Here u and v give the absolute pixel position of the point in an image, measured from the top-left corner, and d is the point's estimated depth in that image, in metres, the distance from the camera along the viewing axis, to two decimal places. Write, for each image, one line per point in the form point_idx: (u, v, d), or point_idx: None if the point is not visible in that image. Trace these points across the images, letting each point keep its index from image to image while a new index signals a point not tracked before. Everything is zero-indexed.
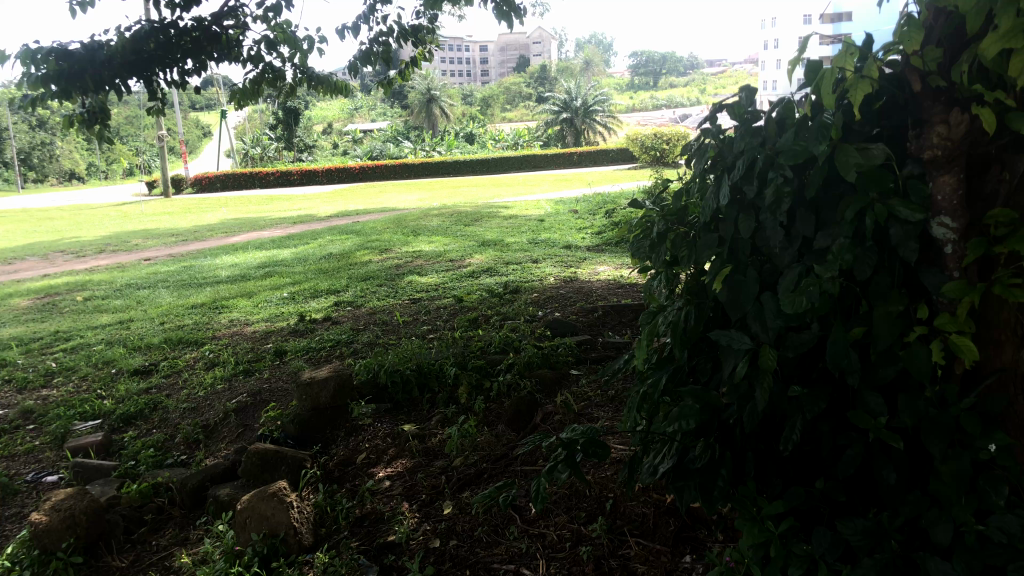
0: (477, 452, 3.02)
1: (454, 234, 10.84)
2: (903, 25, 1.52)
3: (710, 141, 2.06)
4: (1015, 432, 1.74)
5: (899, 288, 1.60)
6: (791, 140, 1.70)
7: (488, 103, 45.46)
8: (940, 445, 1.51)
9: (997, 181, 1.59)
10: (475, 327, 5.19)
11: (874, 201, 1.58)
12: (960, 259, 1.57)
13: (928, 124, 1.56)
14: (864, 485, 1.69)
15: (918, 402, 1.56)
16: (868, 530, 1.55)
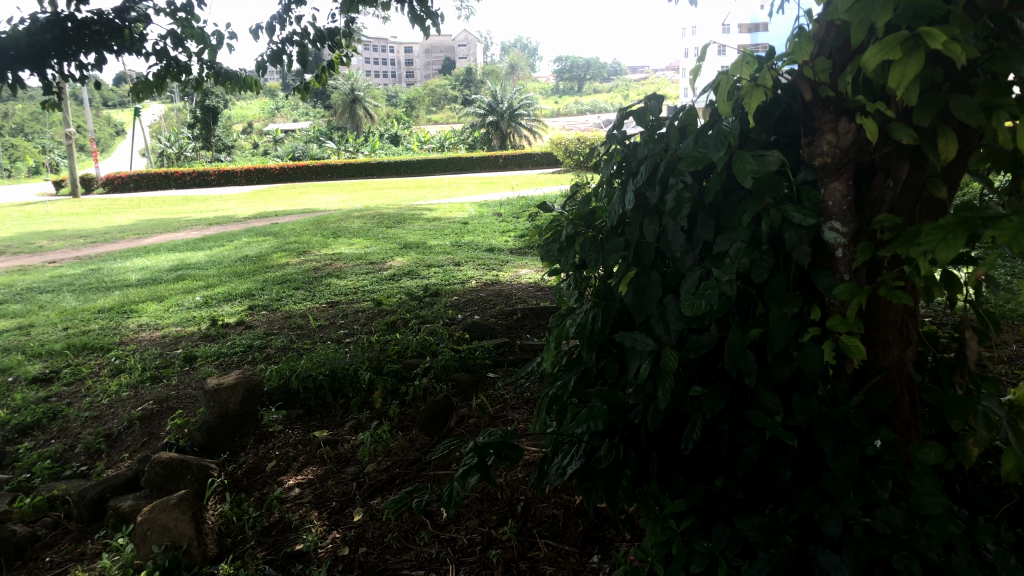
0: (390, 457, 3.00)
1: (375, 236, 10.74)
2: (795, 36, 1.57)
3: (616, 146, 2.08)
4: (900, 428, 1.82)
5: (793, 290, 1.65)
6: (692, 147, 1.74)
7: (411, 105, 45.21)
8: (830, 442, 1.57)
9: (882, 187, 1.66)
10: (393, 331, 5.14)
11: (770, 205, 1.62)
12: (850, 262, 1.63)
13: (818, 132, 1.62)
14: (762, 482, 1.74)
15: (812, 400, 1.62)
16: (765, 526, 1.59)
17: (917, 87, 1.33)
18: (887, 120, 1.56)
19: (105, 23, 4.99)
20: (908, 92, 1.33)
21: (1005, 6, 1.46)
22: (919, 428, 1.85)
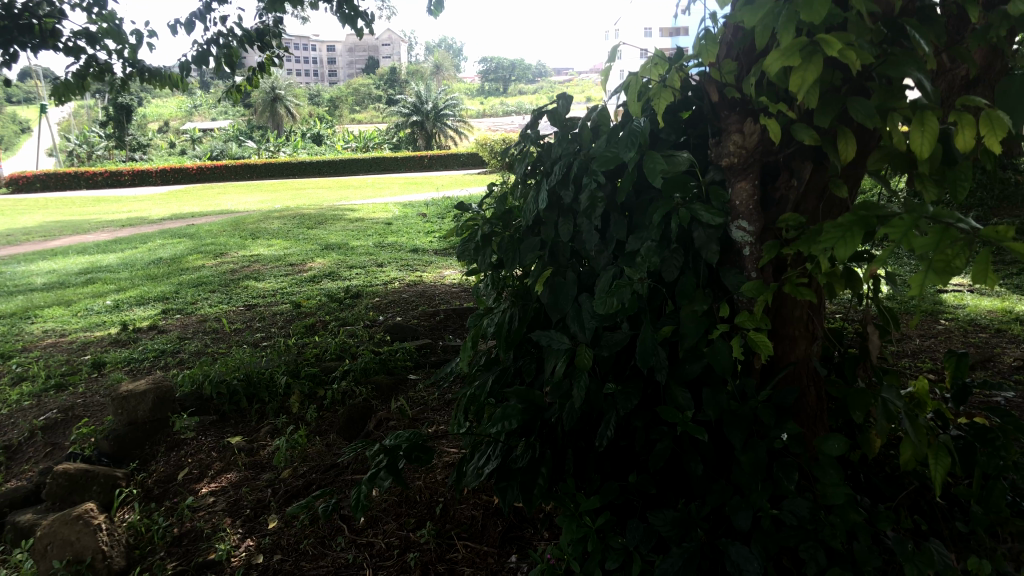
0: (306, 463, 2.95)
1: (295, 237, 10.54)
2: (702, 38, 1.59)
3: (531, 146, 2.09)
4: (806, 421, 1.88)
5: (703, 288, 1.68)
6: (604, 147, 1.75)
7: (334, 104, 44.60)
8: (739, 436, 1.61)
9: (787, 187, 1.71)
10: (312, 334, 5.06)
11: (679, 205, 1.65)
12: (757, 260, 1.67)
13: (725, 133, 1.66)
14: (674, 477, 1.77)
15: (721, 396, 1.66)
16: (677, 520, 1.62)
17: (816, 90, 1.36)
18: (790, 122, 1.61)
19: (12, 18, 4.77)
20: (808, 94, 1.37)
21: (898, 13, 1.52)
22: (824, 421, 1.91)
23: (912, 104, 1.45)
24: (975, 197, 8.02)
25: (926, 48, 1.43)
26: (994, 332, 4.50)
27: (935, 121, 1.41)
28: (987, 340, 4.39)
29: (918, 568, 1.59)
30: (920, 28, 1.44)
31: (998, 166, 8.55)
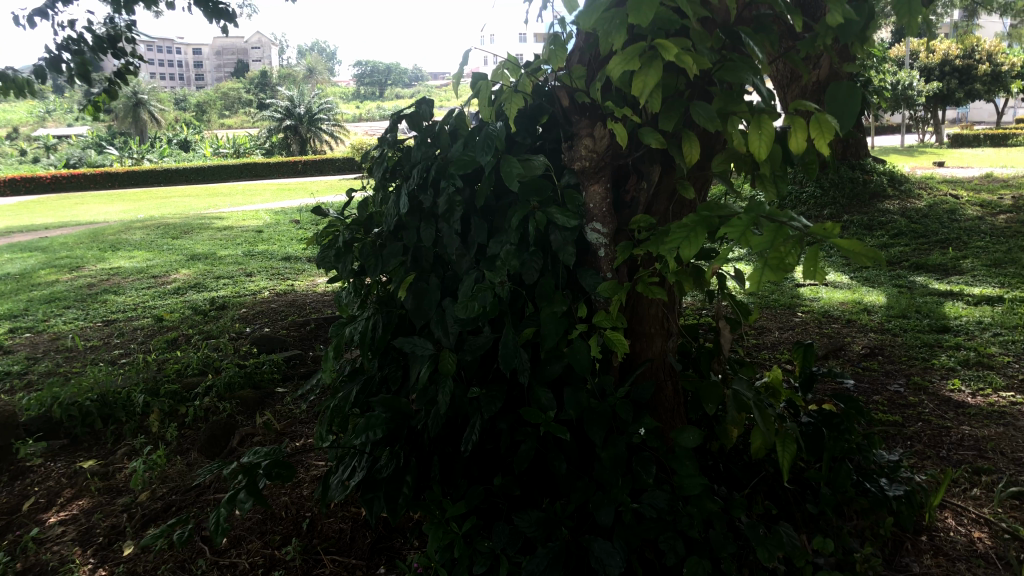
0: (166, 485, 2.82)
1: (159, 248, 10.08)
2: (551, 45, 1.62)
3: (389, 150, 2.05)
4: (664, 416, 1.94)
5: (562, 290, 1.71)
6: (460, 151, 1.75)
7: (200, 109, 43.01)
8: (599, 432, 1.64)
9: (637, 190, 1.77)
10: (175, 348, 4.84)
11: (536, 208, 1.67)
12: (612, 261, 1.71)
13: (577, 137, 1.69)
14: (539, 478, 1.79)
15: (581, 394, 1.69)
16: (541, 520, 1.63)
17: (658, 95, 1.41)
18: (637, 126, 1.66)
19: None
20: (651, 98, 1.42)
21: (734, 23, 1.59)
22: (681, 415, 1.98)
23: (749, 108, 1.52)
24: (828, 197, 8.52)
25: (759, 56, 1.50)
26: (845, 322, 4.79)
27: (771, 124, 1.49)
28: (838, 330, 4.67)
29: (770, 551, 1.67)
30: (752, 36, 1.52)
31: (848, 167, 9.11)
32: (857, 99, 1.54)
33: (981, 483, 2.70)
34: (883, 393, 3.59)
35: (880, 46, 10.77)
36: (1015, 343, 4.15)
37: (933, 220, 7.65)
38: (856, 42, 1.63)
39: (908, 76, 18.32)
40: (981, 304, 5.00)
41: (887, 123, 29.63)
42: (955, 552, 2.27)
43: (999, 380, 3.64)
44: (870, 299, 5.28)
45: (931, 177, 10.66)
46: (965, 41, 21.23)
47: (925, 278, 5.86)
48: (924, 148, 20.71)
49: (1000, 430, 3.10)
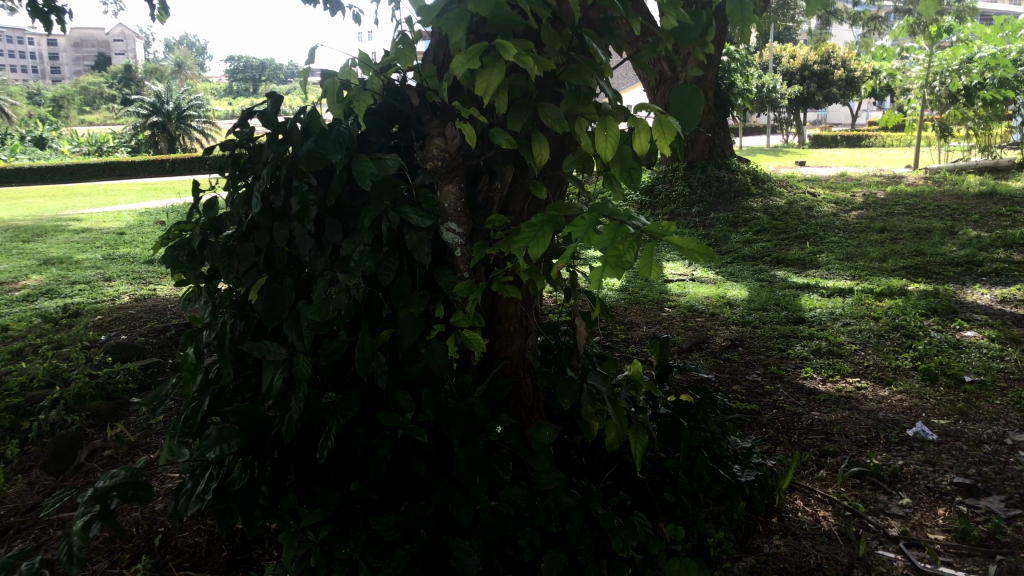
0: (4, 506, 2.64)
1: (8, 252, 9.43)
2: (399, 44, 1.60)
3: (240, 148, 1.97)
4: (522, 414, 1.96)
5: (418, 290, 1.69)
6: (311, 149, 1.70)
7: (55, 104, 40.54)
8: (457, 433, 1.64)
9: (490, 190, 1.78)
10: (21, 359, 4.54)
11: (389, 208, 1.65)
12: (468, 261, 1.71)
13: (428, 136, 1.67)
14: (398, 481, 1.77)
15: (439, 395, 1.67)
16: (399, 524, 1.61)
17: (504, 97, 1.43)
18: (488, 126, 1.68)
19: None
20: (498, 97, 1.44)
21: (579, 25, 1.63)
22: (541, 411, 2.00)
23: (595, 109, 1.57)
24: (696, 195, 8.84)
25: (602, 59, 1.56)
26: (708, 316, 4.99)
27: (616, 126, 1.53)
28: (703, 323, 4.85)
29: (624, 541, 1.72)
30: (596, 39, 1.56)
31: (714, 166, 9.47)
32: (696, 103, 1.61)
33: (827, 465, 2.87)
34: (742, 383, 3.75)
35: (743, 50, 11.26)
36: (861, 332, 4.43)
37: (791, 217, 8.07)
38: (695, 46, 1.71)
39: (770, 80, 19.26)
40: (834, 295, 5.31)
41: (752, 123, 31.12)
42: (801, 532, 2.40)
43: (846, 367, 3.88)
44: (733, 294, 5.51)
45: (792, 175, 11.24)
46: (821, 48, 22.54)
47: (784, 272, 6.18)
48: (787, 148, 21.84)
49: (846, 415, 3.31)
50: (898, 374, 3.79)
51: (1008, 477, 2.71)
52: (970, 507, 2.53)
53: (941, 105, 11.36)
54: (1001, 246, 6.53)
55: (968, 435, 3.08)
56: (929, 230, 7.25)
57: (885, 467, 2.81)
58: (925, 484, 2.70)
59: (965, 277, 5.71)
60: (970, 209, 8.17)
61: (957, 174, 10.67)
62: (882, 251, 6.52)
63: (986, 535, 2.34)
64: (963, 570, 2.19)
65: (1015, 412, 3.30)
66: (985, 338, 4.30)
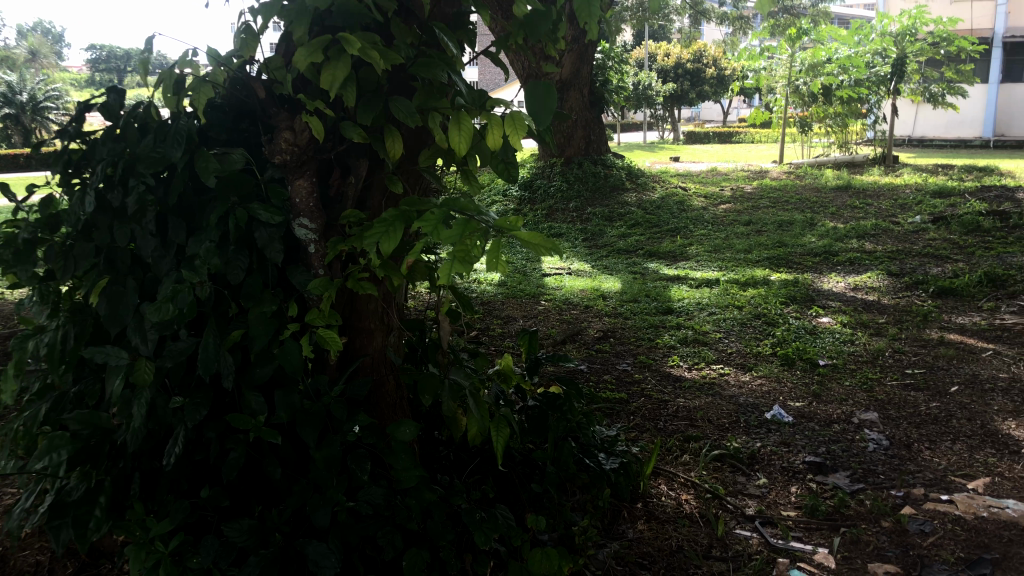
0: None
1: None
2: (242, 33, 1.55)
3: (75, 143, 1.84)
4: (384, 413, 1.94)
5: (269, 288, 1.64)
6: (152, 144, 1.62)
7: None
8: (313, 434, 1.60)
9: (343, 184, 1.75)
10: None
11: (236, 204, 1.59)
12: (323, 257, 1.68)
13: (276, 130, 1.63)
14: (253, 485, 1.71)
15: (293, 395, 1.63)
16: (253, 529, 1.57)
17: (350, 95, 1.43)
18: (338, 119, 1.64)
19: None
20: (346, 93, 1.43)
21: (430, 19, 1.62)
22: (403, 408, 1.98)
23: (448, 104, 1.57)
24: (573, 189, 8.97)
25: (452, 54, 1.56)
26: (583, 308, 5.08)
27: (469, 121, 1.53)
28: (578, 315, 4.94)
29: (486, 534, 1.73)
30: (446, 33, 1.56)
31: (590, 161, 9.64)
32: (549, 101, 1.52)
33: (689, 449, 2.97)
34: (612, 372, 3.84)
35: (617, 47, 11.51)
36: (726, 321, 4.62)
37: (664, 211, 8.32)
38: (546, 42, 1.74)
39: (645, 77, 19.77)
40: (702, 286, 5.52)
41: (627, 120, 31.92)
42: (664, 516, 2.48)
43: (711, 355, 4.04)
44: (607, 286, 5.63)
45: (665, 171, 11.57)
46: (693, 47, 23.37)
47: (656, 265, 6.36)
48: (663, 144, 22.49)
49: (708, 400, 3.44)
50: (759, 360, 3.97)
51: (853, 454, 2.89)
52: (819, 484, 2.68)
53: (804, 103, 11.96)
54: (855, 236, 6.95)
55: (819, 416, 3.27)
56: (790, 222, 7.64)
57: (744, 450, 2.94)
58: (780, 464, 2.84)
59: (822, 267, 6.05)
60: (827, 202, 8.65)
61: (817, 169, 11.27)
62: (747, 243, 6.81)
63: (832, 510, 2.49)
64: (811, 543, 2.32)
65: (862, 392, 3.52)
66: (838, 323, 4.57)
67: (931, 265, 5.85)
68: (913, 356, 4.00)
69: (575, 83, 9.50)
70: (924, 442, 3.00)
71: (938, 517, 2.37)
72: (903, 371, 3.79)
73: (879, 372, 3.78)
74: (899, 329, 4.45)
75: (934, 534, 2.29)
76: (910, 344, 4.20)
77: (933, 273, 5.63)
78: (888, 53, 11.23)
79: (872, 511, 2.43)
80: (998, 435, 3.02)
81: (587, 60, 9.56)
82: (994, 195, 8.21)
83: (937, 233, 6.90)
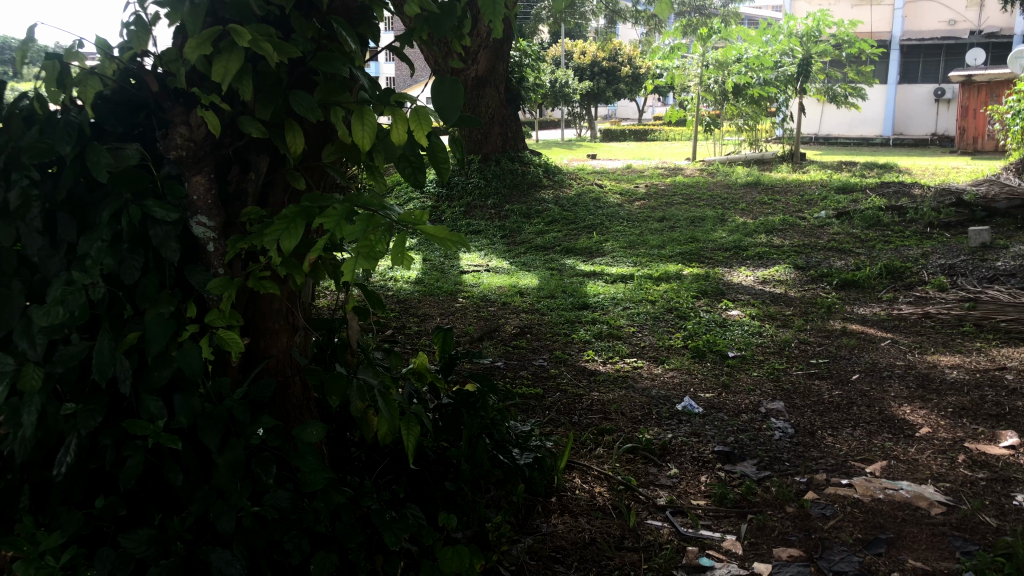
0: None
1: None
2: (132, 26, 1.50)
3: None
4: (289, 415, 1.90)
5: (166, 289, 1.59)
6: (37, 137, 1.54)
7: None
8: (215, 437, 1.56)
9: (242, 180, 1.70)
10: None
11: (129, 201, 1.53)
12: (222, 256, 1.63)
13: (171, 125, 1.58)
14: (154, 493, 1.65)
15: (194, 399, 1.57)
16: (153, 538, 1.51)
17: (248, 91, 1.40)
18: (236, 115, 1.60)
19: None
20: (243, 87, 1.40)
21: (330, 13, 1.60)
22: (310, 410, 1.94)
23: (350, 98, 1.55)
24: (491, 186, 8.97)
25: (353, 48, 1.54)
26: (500, 304, 5.09)
27: (372, 116, 1.51)
28: (495, 311, 4.94)
29: (396, 534, 1.72)
30: (347, 27, 1.54)
31: (508, 158, 9.65)
32: (455, 96, 1.52)
33: (603, 442, 3.00)
34: (528, 368, 3.85)
35: (533, 44, 11.56)
36: (639, 315, 4.69)
37: (580, 208, 8.41)
38: (450, 38, 1.73)
39: (562, 75, 19.91)
40: (617, 281, 5.60)
41: (544, 118, 32.13)
42: (578, 509, 2.50)
43: (625, 349, 4.10)
44: (525, 283, 5.65)
45: (582, 168, 11.68)
46: (608, 46, 23.68)
47: (573, 261, 6.42)
48: (580, 141, 22.70)
49: (622, 394, 3.49)
50: (671, 353, 4.04)
51: (760, 443, 2.97)
52: (727, 473, 2.75)
53: (716, 102, 12.25)
54: (764, 231, 7.16)
55: (728, 406, 3.35)
56: (703, 218, 7.81)
57: (656, 442, 2.99)
58: (690, 454, 2.91)
59: (733, 261, 6.21)
60: (737, 198, 8.89)
61: (728, 166, 11.56)
62: (661, 238, 6.94)
63: (740, 497, 2.56)
64: (719, 531, 2.38)
65: (768, 382, 3.64)
66: (747, 315, 4.70)
67: (835, 259, 6.07)
68: (817, 346, 4.14)
69: (491, 80, 9.50)
70: (827, 429, 3.11)
71: (839, 500, 2.46)
72: (808, 360, 3.93)
73: (785, 362, 3.90)
74: (804, 320, 4.60)
75: (835, 517, 2.38)
76: (815, 334, 4.35)
77: (837, 266, 5.84)
78: (794, 54, 11.61)
79: (777, 497, 2.50)
80: (895, 420, 3.16)
81: (502, 57, 9.56)
82: (892, 191, 8.59)
83: (840, 227, 7.17)
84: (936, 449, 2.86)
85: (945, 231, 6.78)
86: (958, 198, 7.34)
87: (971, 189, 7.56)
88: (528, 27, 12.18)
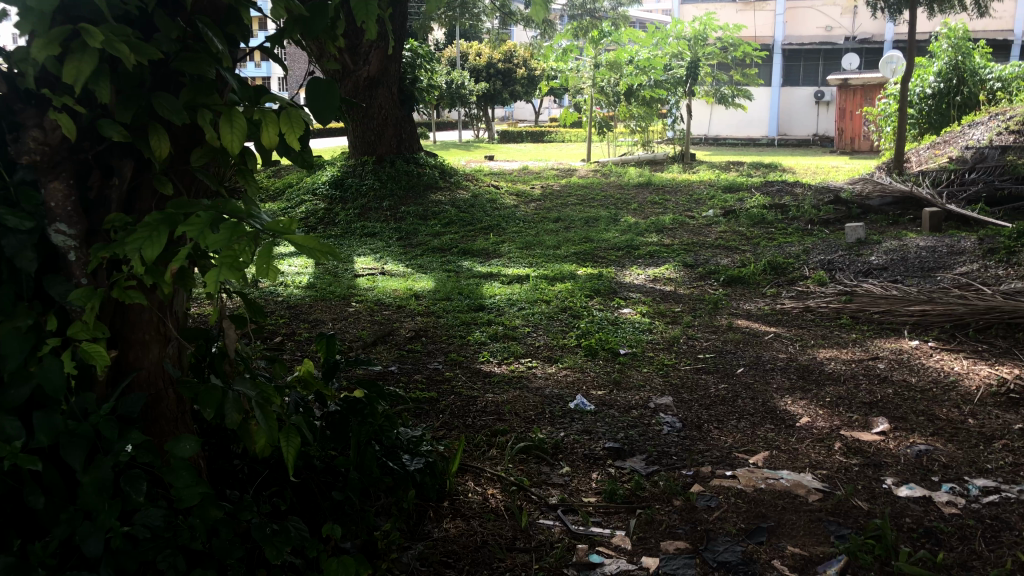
0: None
1: None
2: None
3: None
4: (161, 429, 1.83)
5: (21, 301, 1.49)
6: None
7: None
8: (79, 456, 1.47)
9: (105, 186, 1.63)
10: None
11: None
12: (85, 265, 1.55)
13: (23, 128, 1.50)
14: (12, 518, 1.55)
15: (55, 416, 1.48)
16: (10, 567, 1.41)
17: (104, 92, 1.34)
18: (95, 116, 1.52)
19: None
20: (99, 89, 1.33)
21: (195, 11, 1.54)
22: (183, 423, 1.87)
23: (219, 101, 1.50)
24: (386, 188, 8.88)
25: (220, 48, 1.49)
26: (395, 308, 5.04)
27: (243, 118, 1.47)
28: (390, 315, 4.89)
29: (277, 547, 1.67)
30: (212, 26, 1.49)
31: (402, 160, 9.56)
32: (329, 96, 1.49)
33: (496, 443, 3.00)
34: (422, 371, 3.82)
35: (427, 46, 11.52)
36: (535, 315, 4.73)
37: (477, 209, 8.43)
38: (324, 39, 1.70)
39: (458, 76, 19.88)
40: (513, 282, 5.63)
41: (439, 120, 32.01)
42: (469, 512, 2.49)
43: (519, 349, 4.13)
44: (420, 285, 5.62)
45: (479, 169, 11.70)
46: (502, 48, 23.82)
47: (469, 262, 6.43)
48: (477, 143, 22.71)
49: (517, 394, 3.51)
50: (564, 352, 4.10)
51: (649, 438, 3.04)
52: (617, 469, 2.80)
53: (609, 103, 12.47)
54: (655, 231, 7.33)
55: (619, 402, 3.41)
56: (597, 219, 7.94)
57: (549, 440, 3.01)
58: (582, 452, 2.94)
59: (625, 260, 6.33)
60: (629, 199, 9.08)
61: (621, 167, 11.79)
62: (556, 239, 7.02)
63: (629, 493, 2.60)
64: (609, 527, 2.42)
65: (657, 377, 3.73)
66: (638, 313, 4.81)
67: (722, 256, 6.27)
68: (705, 342, 4.27)
69: (385, 81, 9.39)
70: (712, 422, 3.20)
71: (723, 492, 2.54)
72: (695, 355, 4.05)
73: (675, 358, 4.01)
74: (693, 316, 4.74)
75: (719, 508, 2.45)
76: (703, 330, 4.49)
77: (724, 263, 6.03)
78: (683, 56, 12.02)
79: (664, 492, 2.57)
80: (777, 411, 3.29)
81: (396, 58, 9.49)
82: (775, 190, 8.94)
83: (727, 226, 7.41)
84: (814, 438, 2.99)
85: (824, 227, 7.11)
86: (835, 196, 7.72)
87: (846, 188, 7.96)
88: (423, 28, 12.12)
